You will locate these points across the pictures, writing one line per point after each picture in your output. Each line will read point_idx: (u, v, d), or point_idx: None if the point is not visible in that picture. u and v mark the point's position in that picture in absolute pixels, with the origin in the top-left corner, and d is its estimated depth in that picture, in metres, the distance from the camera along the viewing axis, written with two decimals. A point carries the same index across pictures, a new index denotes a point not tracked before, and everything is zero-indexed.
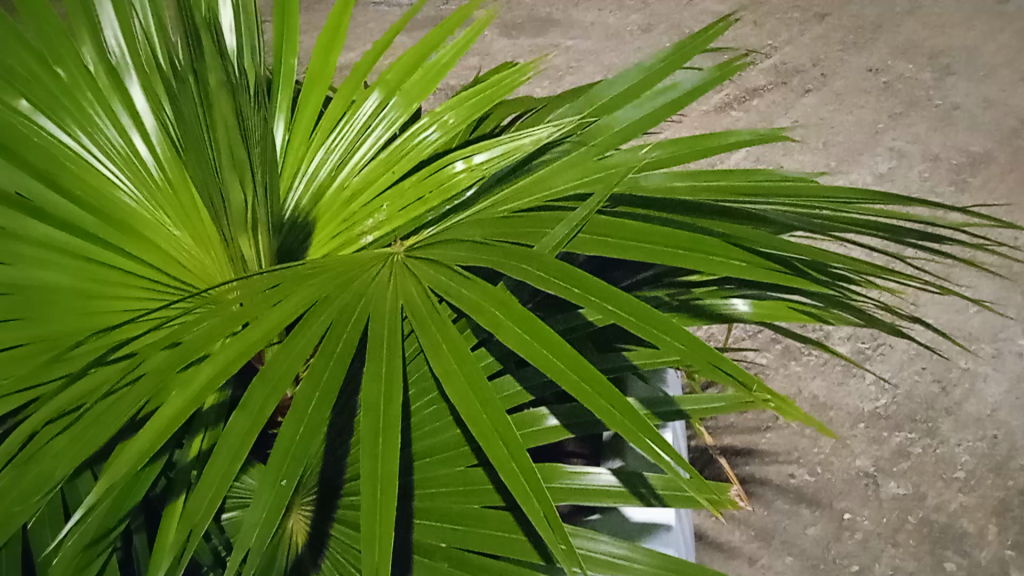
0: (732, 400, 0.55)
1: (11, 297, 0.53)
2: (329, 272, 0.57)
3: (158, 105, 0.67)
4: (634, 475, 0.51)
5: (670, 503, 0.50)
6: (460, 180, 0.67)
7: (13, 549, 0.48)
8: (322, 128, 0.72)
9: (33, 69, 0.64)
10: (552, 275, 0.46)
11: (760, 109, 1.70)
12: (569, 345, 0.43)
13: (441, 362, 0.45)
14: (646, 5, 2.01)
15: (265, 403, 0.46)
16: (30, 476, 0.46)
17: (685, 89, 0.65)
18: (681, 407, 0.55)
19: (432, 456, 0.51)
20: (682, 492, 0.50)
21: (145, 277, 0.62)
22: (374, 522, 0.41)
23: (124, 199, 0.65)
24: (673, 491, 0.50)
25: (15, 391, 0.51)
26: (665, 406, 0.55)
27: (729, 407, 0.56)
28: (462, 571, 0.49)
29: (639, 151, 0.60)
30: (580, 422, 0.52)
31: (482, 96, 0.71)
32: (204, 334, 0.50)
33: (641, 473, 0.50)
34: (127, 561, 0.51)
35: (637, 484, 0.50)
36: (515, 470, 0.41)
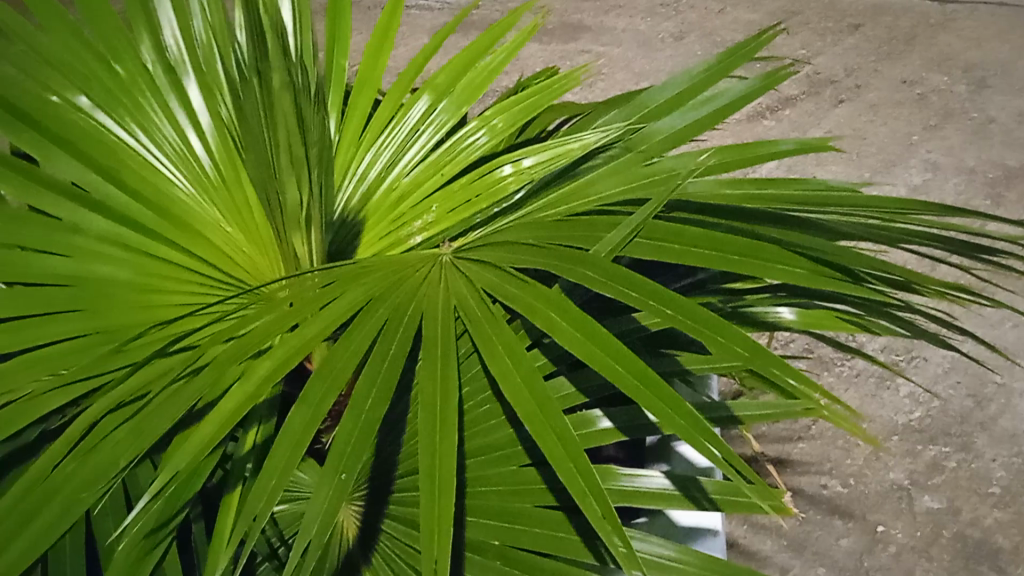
0: (787, 408, 0.57)
1: (69, 290, 0.55)
2: (383, 272, 0.58)
3: (214, 103, 0.68)
4: (690, 480, 0.51)
5: (723, 508, 0.51)
6: (508, 184, 0.68)
7: (75, 537, 0.49)
8: (372, 129, 0.74)
9: (93, 66, 0.65)
10: (609, 278, 0.46)
11: (793, 119, 1.70)
12: (626, 347, 0.43)
13: (497, 362, 0.46)
14: (678, 12, 2.01)
15: (324, 398, 0.47)
16: (91, 462, 0.47)
17: (724, 102, 0.66)
18: (734, 412, 0.57)
19: (486, 455, 0.52)
20: (733, 496, 0.51)
21: (199, 273, 0.63)
22: (433, 518, 0.42)
23: (179, 195, 0.66)
24: (725, 495, 0.51)
25: (76, 382, 0.52)
26: (718, 411, 0.56)
27: (781, 414, 0.57)
28: (514, 569, 0.49)
29: (695, 157, 0.60)
30: (632, 425, 0.52)
31: (532, 98, 0.72)
32: (262, 329, 0.51)
33: (696, 477, 0.51)
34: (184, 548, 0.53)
35: (692, 488, 0.50)
36: (573, 470, 0.41)
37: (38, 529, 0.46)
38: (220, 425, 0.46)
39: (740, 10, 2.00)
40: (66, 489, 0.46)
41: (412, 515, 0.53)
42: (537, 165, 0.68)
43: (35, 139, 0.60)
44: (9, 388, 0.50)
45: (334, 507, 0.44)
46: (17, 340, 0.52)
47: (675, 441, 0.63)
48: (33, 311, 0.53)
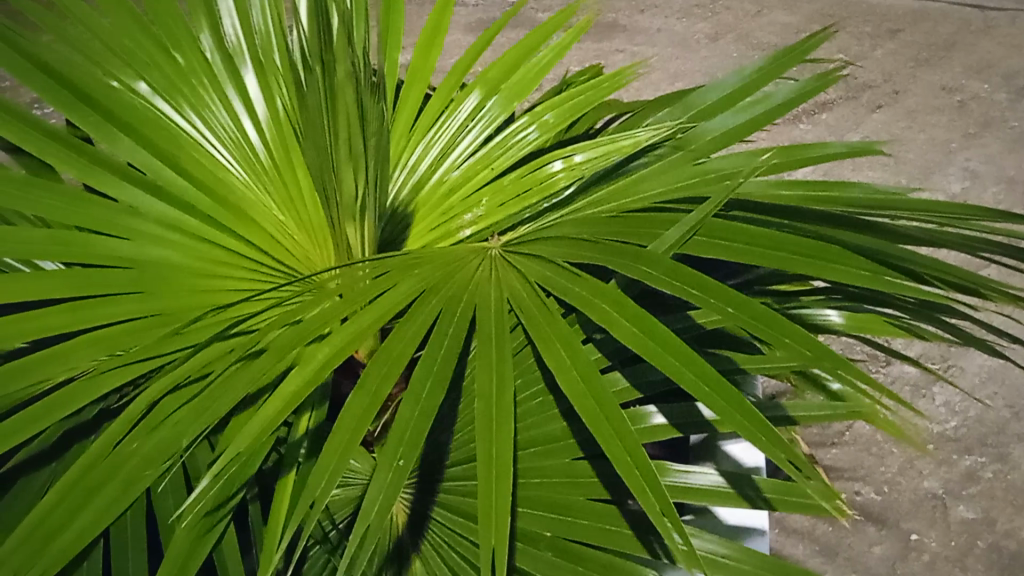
0: (843, 411, 0.57)
1: (130, 271, 0.56)
2: (434, 263, 0.59)
3: (269, 92, 0.70)
4: (745, 479, 0.51)
5: (777, 507, 0.51)
6: (558, 179, 0.68)
7: (137, 512, 0.49)
8: (423, 123, 0.74)
9: (153, 53, 0.67)
10: (668, 274, 0.46)
11: (829, 123, 1.69)
12: (685, 343, 0.44)
13: (553, 354, 0.46)
14: (714, 14, 2.00)
15: (381, 385, 0.48)
16: (152, 442, 0.48)
17: (770, 105, 0.65)
18: (791, 414, 0.57)
19: (539, 447, 0.52)
20: (789, 496, 0.51)
21: (253, 260, 0.64)
22: (490, 505, 0.43)
23: (234, 182, 0.67)
24: (781, 495, 0.51)
25: (135, 362, 0.53)
26: (777, 411, 0.57)
27: (835, 417, 0.57)
28: (566, 561, 0.50)
29: (759, 156, 0.60)
30: (686, 422, 0.52)
31: (582, 96, 0.72)
32: (320, 315, 0.51)
33: (751, 476, 0.51)
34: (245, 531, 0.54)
35: (746, 487, 0.51)
36: (630, 464, 0.42)
37: (100, 507, 0.46)
38: (280, 408, 0.47)
39: (777, 12, 1.99)
40: (127, 468, 0.47)
41: (464, 504, 0.53)
42: (588, 160, 0.68)
43: (96, 120, 0.60)
44: (72, 366, 0.51)
45: (393, 495, 0.44)
46: (79, 320, 0.53)
47: (738, 439, 0.65)
48: (94, 292, 0.54)
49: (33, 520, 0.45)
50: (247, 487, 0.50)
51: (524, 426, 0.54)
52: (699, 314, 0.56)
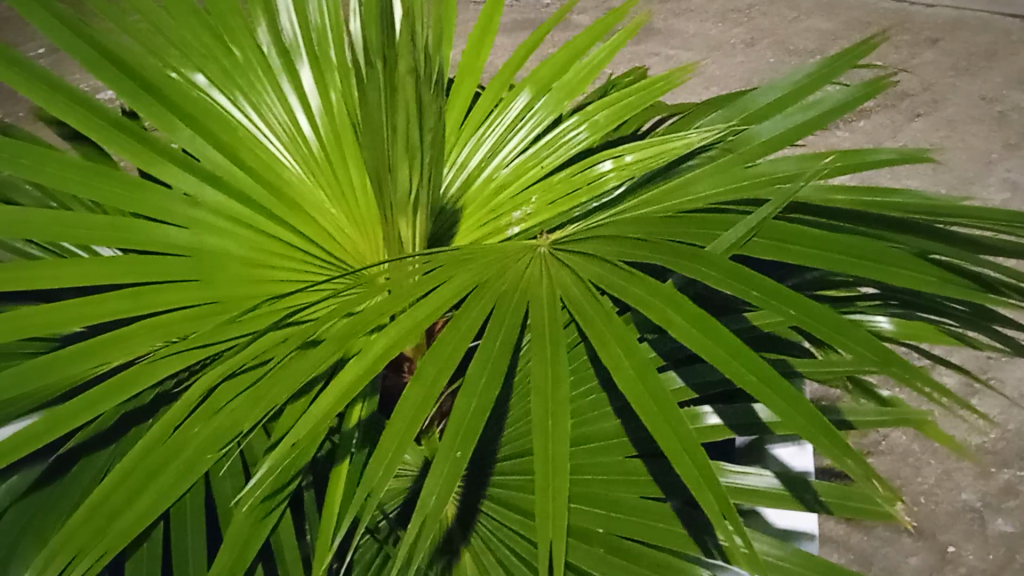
0: (898, 415, 0.56)
1: (187, 260, 0.57)
2: (487, 258, 0.59)
3: (324, 87, 0.71)
4: (802, 485, 0.51)
5: (834, 511, 0.51)
6: (608, 180, 0.68)
7: (196, 495, 0.50)
8: (473, 120, 0.75)
9: (210, 45, 0.68)
10: (727, 276, 0.46)
11: (867, 130, 1.67)
12: (744, 344, 0.44)
13: (609, 352, 0.47)
14: (750, 19, 1.99)
15: (437, 377, 0.48)
16: (212, 426, 0.49)
17: (827, 107, 0.65)
18: (846, 417, 0.57)
19: (589, 444, 0.53)
20: (847, 501, 0.51)
21: (305, 252, 0.65)
22: (548, 499, 0.43)
23: (287, 173, 0.68)
24: (836, 499, 0.51)
25: (193, 349, 0.54)
26: (835, 415, 0.57)
27: (893, 421, 0.57)
28: (618, 558, 0.49)
29: (822, 160, 0.59)
30: (743, 425, 0.52)
31: (633, 97, 0.73)
32: (376, 307, 0.52)
33: (807, 481, 0.50)
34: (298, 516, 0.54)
35: (801, 491, 0.50)
36: (689, 463, 0.42)
37: (160, 489, 0.47)
38: (337, 398, 0.47)
39: (814, 19, 1.98)
40: (187, 451, 0.48)
41: (517, 500, 0.54)
42: (640, 160, 0.68)
43: (158, 109, 0.61)
44: (131, 351, 0.52)
45: (449, 485, 0.45)
46: (140, 306, 0.53)
47: (799, 442, 0.67)
48: (154, 279, 0.55)
49: (96, 501, 0.46)
50: (302, 475, 0.51)
51: (576, 423, 0.55)
52: (756, 315, 0.55)
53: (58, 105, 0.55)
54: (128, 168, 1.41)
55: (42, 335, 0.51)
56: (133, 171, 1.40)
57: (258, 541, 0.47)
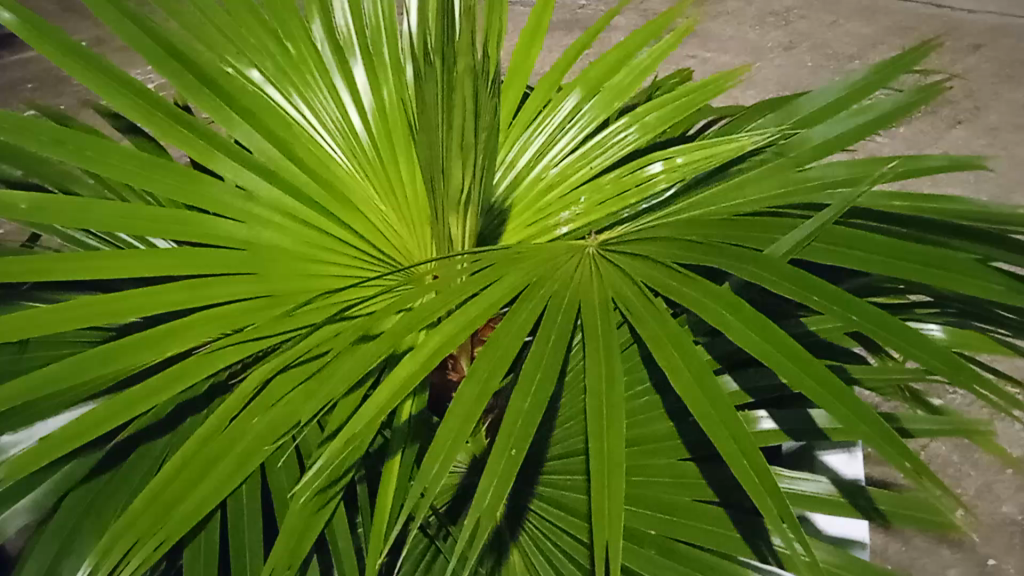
0: (957, 424, 0.56)
1: (243, 253, 0.58)
2: (536, 258, 0.59)
3: (377, 85, 0.72)
4: (857, 490, 0.51)
5: (892, 521, 0.51)
6: (658, 181, 0.69)
7: (252, 484, 0.50)
8: (522, 119, 0.75)
9: (266, 42, 0.69)
10: (787, 280, 0.47)
11: (907, 137, 1.66)
12: (803, 348, 0.44)
13: (664, 353, 0.47)
14: (789, 23, 1.98)
15: (492, 374, 0.49)
16: (269, 418, 0.49)
17: (881, 110, 0.63)
18: (901, 425, 0.56)
19: (642, 446, 0.53)
20: (905, 510, 0.51)
21: (355, 248, 0.65)
22: (604, 499, 0.43)
23: (339, 169, 0.69)
24: (895, 508, 0.51)
25: (249, 342, 0.54)
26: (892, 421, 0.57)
27: (952, 431, 0.56)
28: (670, 559, 0.50)
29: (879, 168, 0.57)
30: (801, 430, 0.52)
31: (684, 99, 0.73)
32: (430, 303, 0.52)
33: (865, 488, 0.51)
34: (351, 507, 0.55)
35: (858, 499, 0.51)
36: (747, 467, 0.42)
37: (219, 477, 0.48)
38: (393, 392, 0.47)
39: (854, 24, 1.96)
40: (244, 441, 0.49)
41: (568, 499, 0.54)
42: (690, 162, 0.68)
43: (217, 104, 0.62)
44: (188, 342, 0.53)
45: (505, 482, 0.45)
46: (197, 297, 0.54)
47: (853, 450, 0.69)
48: (210, 271, 0.56)
49: (156, 488, 0.47)
50: (355, 469, 0.51)
51: (630, 423, 0.55)
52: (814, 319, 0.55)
53: (123, 101, 0.57)
54: (180, 159, 1.44)
55: (102, 324, 0.52)
56: (187, 162, 1.43)
57: (313, 532, 0.48)
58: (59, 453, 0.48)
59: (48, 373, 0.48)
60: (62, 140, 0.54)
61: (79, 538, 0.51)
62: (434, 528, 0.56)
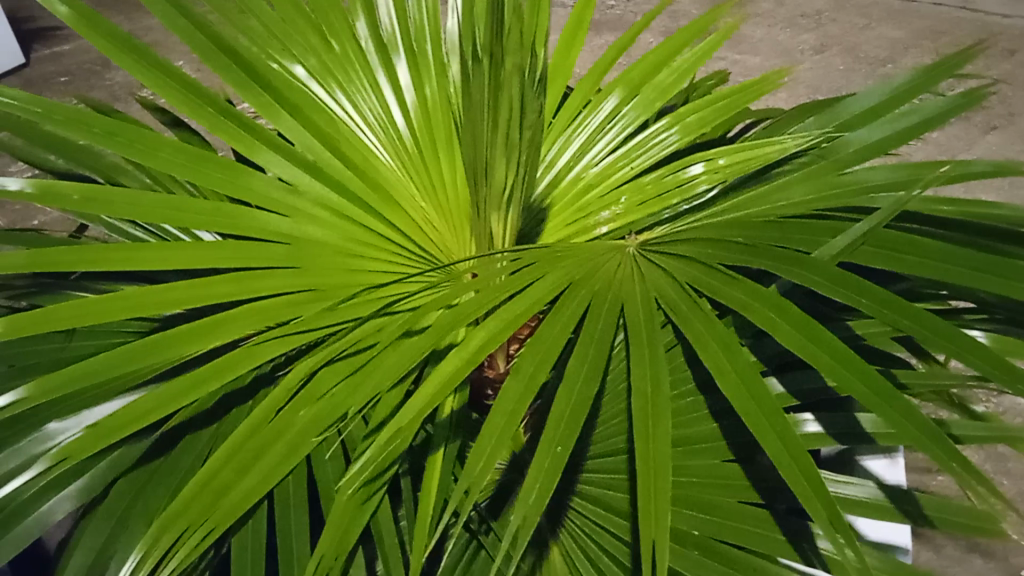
0: (1000, 431, 0.55)
1: (288, 248, 0.58)
2: (577, 257, 0.59)
3: (419, 82, 0.72)
4: (904, 496, 0.52)
5: (939, 526, 0.50)
6: (699, 183, 0.69)
7: (299, 476, 0.51)
8: (563, 117, 0.76)
9: (311, 38, 0.69)
10: (836, 283, 0.46)
11: (940, 142, 1.64)
12: (852, 351, 0.44)
13: (710, 354, 0.46)
14: (820, 26, 1.97)
15: (537, 371, 0.49)
16: (315, 411, 0.50)
17: (928, 112, 0.62)
18: (950, 430, 0.55)
19: (686, 447, 0.54)
20: (953, 516, 0.51)
21: (397, 244, 0.66)
22: (650, 499, 0.43)
23: (381, 165, 0.70)
24: (943, 514, 0.51)
25: (293, 335, 0.55)
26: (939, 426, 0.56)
27: (997, 438, 0.55)
28: (713, 560, 0.50)
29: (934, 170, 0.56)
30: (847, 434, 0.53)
31: (725, 100, 0.73)
32: (474, 300, 0.52)
33: (911, 493, 0.51)
34: (394, 501, 0.55)
35: (905, 503, 0.51)
36: (795, 469, 0.41)
37: (265, 468, 0.48)
38: (437, 388, 0.48)
39: (885, 27, 1.95)
40: (291, 433, 0.49)
41: (611, 498, 0.55)
42: (732, 163, 0.69)
43: (266, 101, 0.63)
44: (233, 333, 0.53)
45: (550, 480, 0.45)
46: (242, 290, 0.55)
47: (894, 456, 0.69)
48: (255, 264, 0.56)
49: (204, 477, 0.47)
50: (398, 463, 0.52)
51: (675, 423, 0.56)
52: (861, 324, 0.55)
53: (174, 96, 0.58)
54: (218, 152, 1.47)
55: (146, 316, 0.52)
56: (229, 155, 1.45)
57: (358, 525, 0.48)
58: (110, 440, 0.48)
59: (95, 364, 0.48)
60: (115, 134, 0.55)
61: (131, 524, 0.51)
62: (477, 524, 0.57)
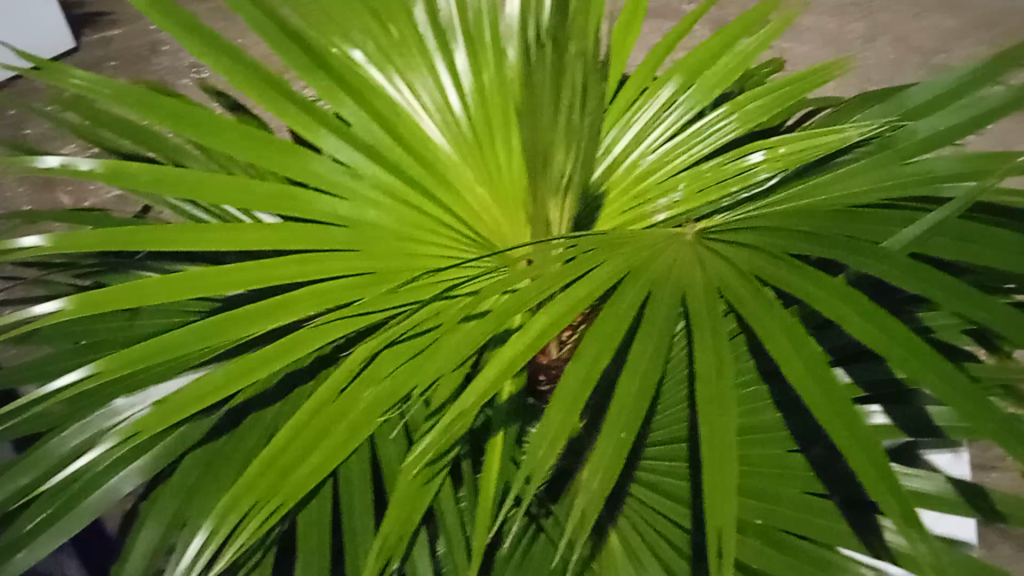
0: None
1: (348, 231, 0.59)
2: (636, 244, 0.58)
3: (477, 68, 0.72)
4: (975, 491, 0.52)
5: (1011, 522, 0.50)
6: (759, 170, 0.68)
7: (362, 456, 0.52)
8: (619, 104, 0.75)
9: (369, 23, 0.70)
10: (908, 274, 0.46)
11: (995, 134, 1.60)
12: (924, 343, 0.43)
13: (775, 344, 0.45)
14: (871, 13, 1.93)
15: (598, 357, 0.48)
16: (378, 393, 0.51)
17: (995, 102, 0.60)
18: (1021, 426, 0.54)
19: (750, 437, 0.55)
20: None
21: (454, 230, 0.66)
22: (714, 488, 0.43)
23: (438, 150, 0.70)
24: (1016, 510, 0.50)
25: (353, 317, 0.55)
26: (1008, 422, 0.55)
27: None
28: (775, 549, 0.52)
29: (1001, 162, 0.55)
30: (917, 427, 0.53)
31: (786, 89, 0.72)
32: (533, 286, 0.52)
33: (982, 489, 0.51)
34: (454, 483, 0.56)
35: (975, 498, 0.51)
36: (865, 462, 0.41)
37: (329, 448, 0.49)
38: (498, 373, 0.48)
39: (939, 15, 1.90)
40: (354, 414, 0.50)
41: (670, 487, 0.57)
42: (793, 151, 0.67)
43: (327, 84, 0.64)
44: (296, 314, 0.53)
45: (614, 466, 0.45)
46: (304, 272, 0.55)
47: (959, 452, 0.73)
48: (317, 247, 0.56)
49: (270, 455, 0.48)
50: (458, 446, 0.52)
51: (740, 412, 0.57)
52: (930, 316, 0.57)
53: (239, 78, 0.59)
54: (276, 134, 1.49)
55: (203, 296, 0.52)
56: (283, 137, 1.48)
57: (421, 506, 0.49)
58: (176, 419, 0.48)
59: (153, 345, 0.49)
60: (182, 116, 0.56)
61: (198, 498, 0.53)
62: (536, 507, 0.59)
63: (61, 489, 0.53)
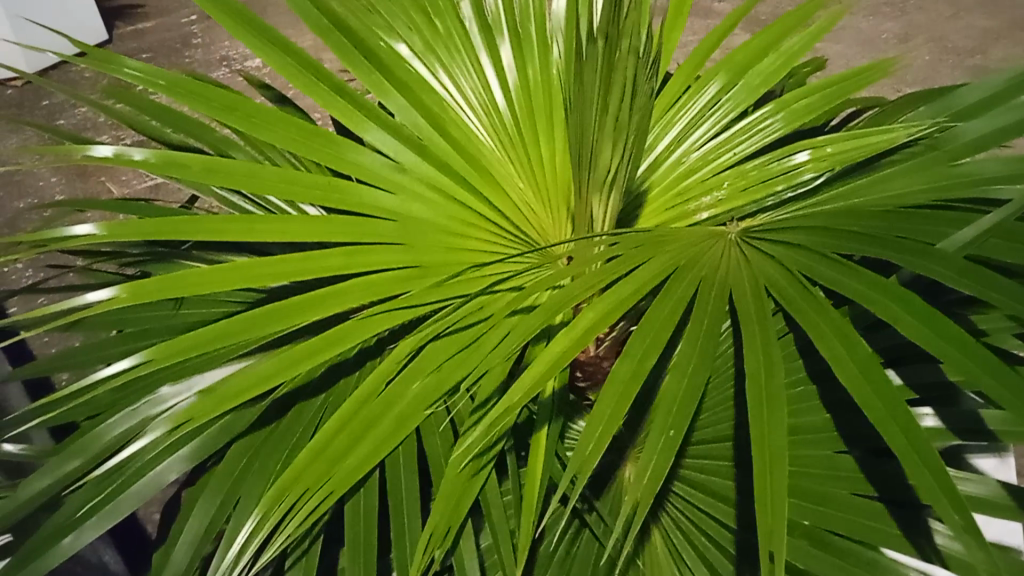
0: None
1: (395, 224, 0.59)
2: (682, 241, 0.58)
3: (522, 63, 0.72)
4: None
5: None
6: (805, 170, 0.67)
7: (409, 447, 0.52)
8: (663, 102, 0.75)
9: (417, 17, 0.70)
10: (963, 276, 0.45)
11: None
12: (980, 345, 0.43)
13: (826, 343, 0.45)
14: (906, 13, 1.91)
15: (647, 354, 0.48)
16: (426, 386, 0.51)
17: None
18: None
19: (799, 437, 0.55)
20: None
21: (497, 225, 0.66)
22: (765, 487, 0.42)
23: (482, 145, 0.70)
24: None
25: (400, 310, 0.55)
26: None
27: None
28: (823, 550, 0.52)
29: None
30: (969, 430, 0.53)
31: (832, 88, 0.71)
32: (580, 280, 0.51)
33: None
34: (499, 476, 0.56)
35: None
36: (919, 464, 0.41)
37: (376, 440, 0.49)
38: (546, 368, 0.48)
39: (975, 16, 1.88)
40: (401, 406, 0.50)
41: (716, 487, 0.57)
42: (839, 151, 0.67)
43: (375, 77, 0.64)
44: (343, 304, 0.53)
45: (664, 462, 0.46)
46: (351, 264, 0.55)
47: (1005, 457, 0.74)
48: (363, 239, 0.57)
49: (319, 445, 0.48)
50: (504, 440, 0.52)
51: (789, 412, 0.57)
52: (981, 318, 0.56)
53: (289, 71, 0.60)
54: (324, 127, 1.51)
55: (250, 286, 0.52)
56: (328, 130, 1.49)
57: (467, 499, 0.49)
58: (227, 407, 0.49)
59: (201, 335, 0.49)
60: (233, 107, 0.57)
61: (246, 484, 0.53)
62: (581, 504, 0.59)
63: (111, 474, 0.53)
